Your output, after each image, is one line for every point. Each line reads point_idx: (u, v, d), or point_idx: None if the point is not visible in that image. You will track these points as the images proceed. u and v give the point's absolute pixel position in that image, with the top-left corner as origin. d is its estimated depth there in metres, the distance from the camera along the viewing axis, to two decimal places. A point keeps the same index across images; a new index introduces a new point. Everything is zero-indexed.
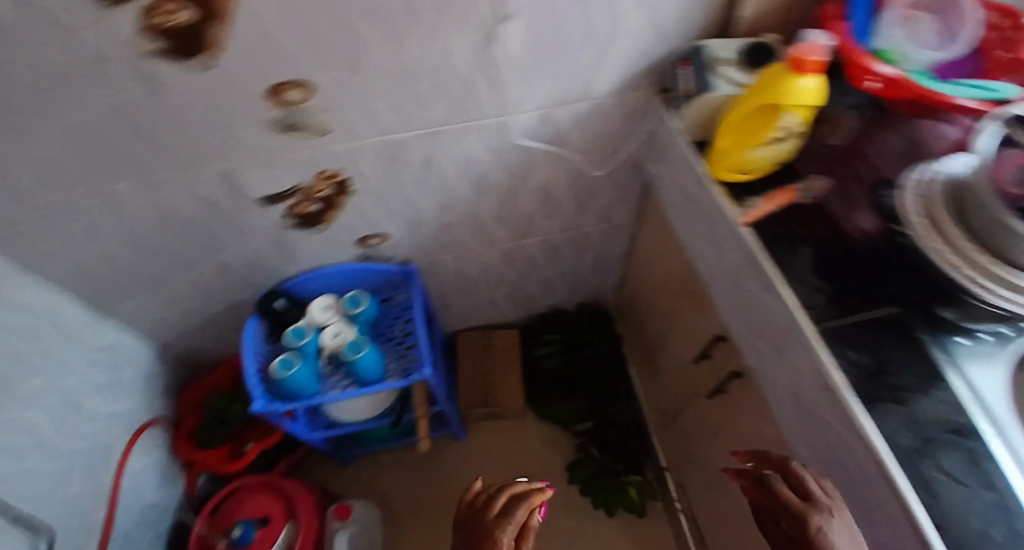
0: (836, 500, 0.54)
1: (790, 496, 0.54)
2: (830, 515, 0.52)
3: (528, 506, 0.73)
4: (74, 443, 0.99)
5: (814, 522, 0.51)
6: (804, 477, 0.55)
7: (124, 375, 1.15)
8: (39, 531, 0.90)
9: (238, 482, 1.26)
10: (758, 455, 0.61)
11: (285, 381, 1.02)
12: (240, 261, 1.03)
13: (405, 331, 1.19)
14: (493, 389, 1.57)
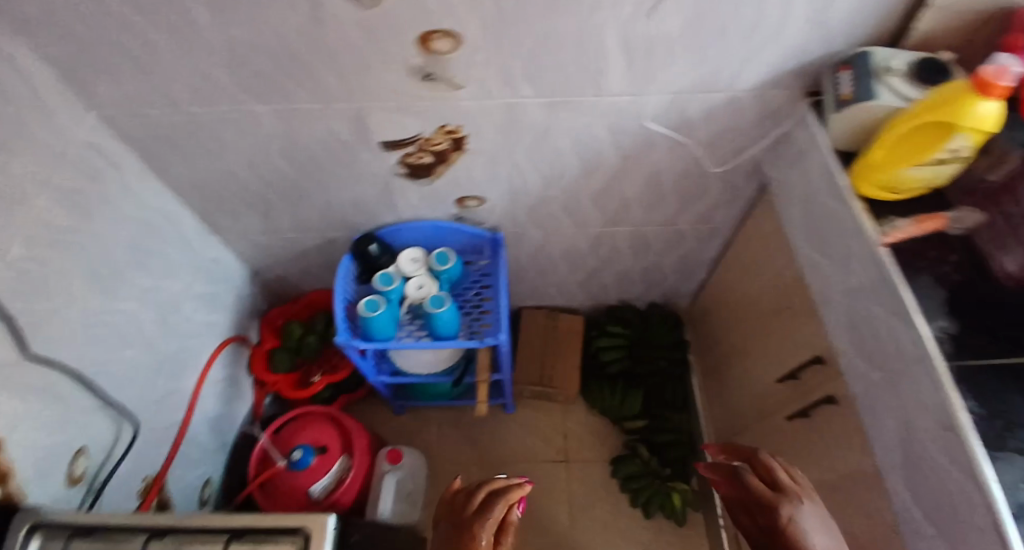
0: (801, 488, 0.69)
1: (762, 489, 0.69)
2: (798, 504, 0.67)
3: (503, 501, 0.76)
4: (175, 343, 1.07)
5: (785, 512, 0.66)
6: (773, 470, 0.71)
7: (219, 289, 1.23)
8: (121, 415, 0.90)
9: (305, 408, 1.33)
10: (735, 453, 0.77)
11: (368, 321, 1.07)
12: (344, 202, 1.07)
13: (483, 295, 1.21)
14: (551, 371, 1.56)
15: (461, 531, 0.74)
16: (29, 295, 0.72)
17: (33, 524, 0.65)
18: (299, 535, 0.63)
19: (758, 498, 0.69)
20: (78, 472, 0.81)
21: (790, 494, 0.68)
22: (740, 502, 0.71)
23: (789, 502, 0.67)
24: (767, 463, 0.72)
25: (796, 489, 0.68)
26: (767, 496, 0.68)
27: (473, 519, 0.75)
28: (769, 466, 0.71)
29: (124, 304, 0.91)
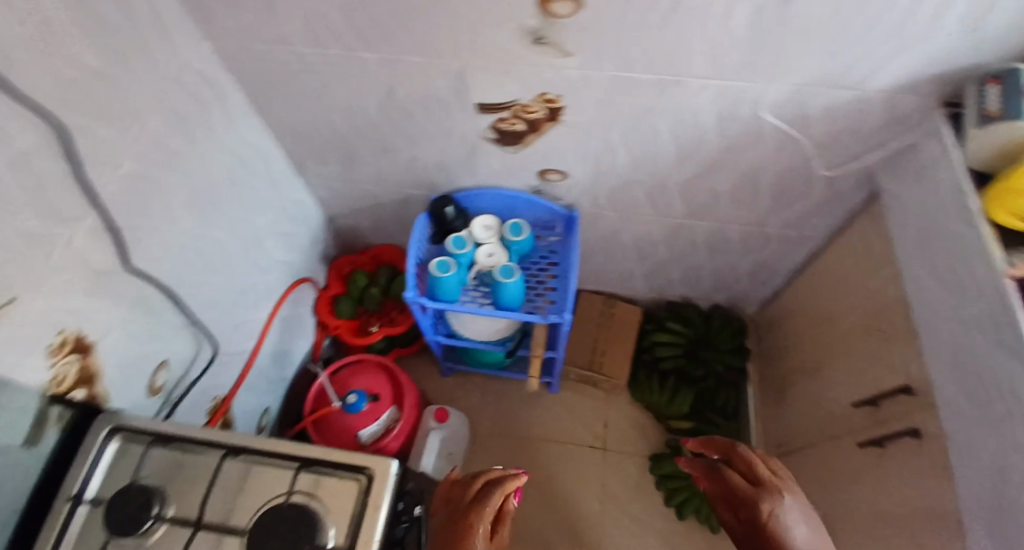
0: (781, 480, 0.78)
1: (742, 486, 0.79)
2: (779, 498, 0.76)
3: (496, 492, 0.72)
4: (254, 276, 1.11)
5: (766, 507, 0.75)
6: (753, 466, 0.81)
7: (298, 231, 1.27)
8: (200, 337, 0.95)
9: (362, 356, 1.37)
10: (718, 448, 0.87)
11: (438, 281, 1.08)
12: (427, 161, 1.07)
13: (550, 272, 1.18)
14: (602, 357, 1.54)
15: (457, 518, 0.70)
16: (139, 209, 0.76)
17: (116, 427, 0.70)
18: (362, 476, 0.66)
19: (741, 494, 0.79)
20: (158, 383, 0.87)
21: (770, 488, 0.77)
22: (727, 498, 0.82)
23: (768, 496, 0.76)
24: (748, 459, 0.82)
25: (775, 482, 0.78)
26: (749, 493, 0.78)
27: (470, 507, 0.71)
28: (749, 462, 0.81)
29: (217, 232, 0.96)
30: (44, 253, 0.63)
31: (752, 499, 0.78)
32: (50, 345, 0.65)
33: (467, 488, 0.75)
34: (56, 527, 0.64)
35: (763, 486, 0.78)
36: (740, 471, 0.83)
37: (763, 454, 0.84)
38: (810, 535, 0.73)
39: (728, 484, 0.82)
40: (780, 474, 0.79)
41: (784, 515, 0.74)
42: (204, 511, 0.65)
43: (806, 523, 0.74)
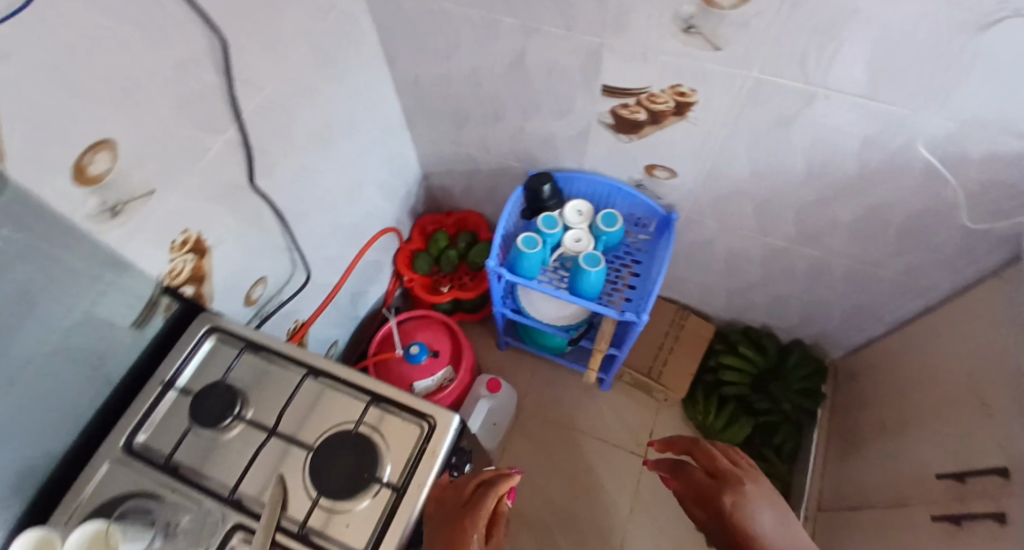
0: (740, 471, 0.85)
1: (703, 480, 0.85)
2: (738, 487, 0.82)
3: (491, 491, 0.64)
4: (350, 216, 1.15)
5: (727, 500, 0.80)
6: (715, 460, 0.87)
7: (396, 182, 1.31)
8: (296, 262, 1.01)
9: (430, 312, 1.40)
10: (683, 447, 0.94)
11: (522, 255, 1.06)
12: (535, 136, 1.06)
13: (632, 268, 1.14)
14: (663, 366, 1.49)
15: (453, 528, 0.60)
16: (269, 131, 0.80)
17: (213, 327, 0.75)
18: (424, 423, 0.69)
19: (705, 488, 0.84)
20: (254, 295, 0.92)
21: (731, 479, 0.83)
22: (691, 493, 0.87)
23: (730, 488, 0.81)
24: (709, 454, 0.89)
25: (735, 474, 0.84)
26: (711, 486, 0.83)
27: (465, 513, 0.61)
28: (711, 456, 0.88)
29: (329, 167, 1.00)
30: (186, 154, 0.67)
31: (716, 490, 0.82)
32: (173, 241, 0.71)
33: (459, 490, 0.64)
34: (148, 404, 0.69)
35: (724, 478, 0.84)
36: (702, 465, 0.89)
37: (725, 450, 0.90)
38: (774, 522, 0.78)
39: (693, 479, 0.87)
40: (739, 468, 0.85)
41: (745, 504, 0.79)
42: (276, 421, 0.69)
43: (766, 511, 0.79)
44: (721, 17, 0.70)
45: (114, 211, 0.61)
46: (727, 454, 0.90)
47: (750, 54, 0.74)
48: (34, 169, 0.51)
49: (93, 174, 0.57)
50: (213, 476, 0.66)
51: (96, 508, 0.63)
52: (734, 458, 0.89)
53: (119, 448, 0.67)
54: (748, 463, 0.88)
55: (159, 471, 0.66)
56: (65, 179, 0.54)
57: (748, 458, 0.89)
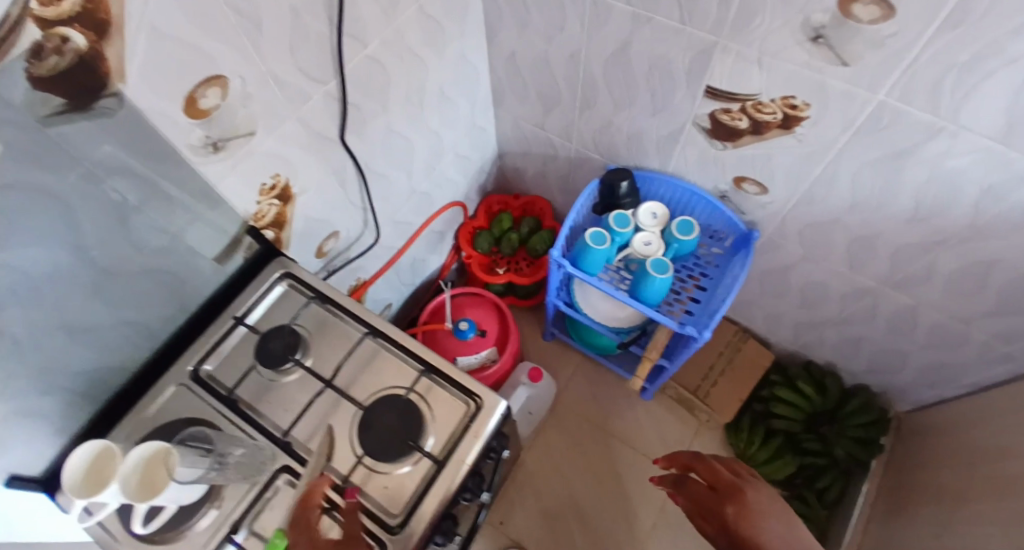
0: (740, 480, 0.82)
1: (703, 492, 0.82)
2: (743, 496, 0.79)
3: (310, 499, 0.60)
4: (423, 185, 1.16)
5: (730, 512, 0.77)
6: (714, 472, 0.84)
7: (471, 157, 1.30)
8: (368, 222, 1.02)
9: (482, 291, 1.39)
10: (679, 462, 0.89)
11: (587, 250, 1.03)
12: (622, 131, 1.03)
13: (699, 279, 1.09)
14: (711, 387, 1.43)
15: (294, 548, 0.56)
16: (366, 90, 0.81)
17: (286, 272, 0.77)
18: (472, 402, 0.69)
19: (708, 501, 0.81)
20: (325, 248, 0.94)
21: (732, 490, 0.80)
22: (694, 508, 0.83)
23: (732, 498, 0.79)
24: (711, 467, 0.85)
25: (737, 483, 0.81)
26: (714, 498, 0.80)
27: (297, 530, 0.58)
28: (710, 467, 0.84)
29: (413, 133, 1.00)
30: (288, 100, 0.69)
31: (720, 505, 0.79)
32: (263, 184, 0.72)
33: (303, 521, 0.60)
34: (218, 336, 0.73)
35: (727, 492, 0.80)
36: (705, 479, 0.85)
37: (725, 462, 0.86)
38: (784, 531, 0.74)
39: (696, 494, 0.83)
40: (741, 478, 0.82)
41: (751, 515, 0.76)
42: (332, 374, 0.71)
43: (773, 521, 0.75)
44: (857, 30, 0.65)
45: (216, 146, 0.62)
46: (726, 465, 0.85)
47: (880, 74, 0.68)
48: (151, 95, 0.53)
49: (202, 106, 0.58)
50: (267, 415, 0.69)
51: (157, 427, 0.67)
52: (734, 468, 0.85)
53: (186, 374, 0.70)
54: (750, 472, 0.85)
55: (220, 400, 0.69)
56: (177, 109, 0.56)
57: (748, 467, 0.86)
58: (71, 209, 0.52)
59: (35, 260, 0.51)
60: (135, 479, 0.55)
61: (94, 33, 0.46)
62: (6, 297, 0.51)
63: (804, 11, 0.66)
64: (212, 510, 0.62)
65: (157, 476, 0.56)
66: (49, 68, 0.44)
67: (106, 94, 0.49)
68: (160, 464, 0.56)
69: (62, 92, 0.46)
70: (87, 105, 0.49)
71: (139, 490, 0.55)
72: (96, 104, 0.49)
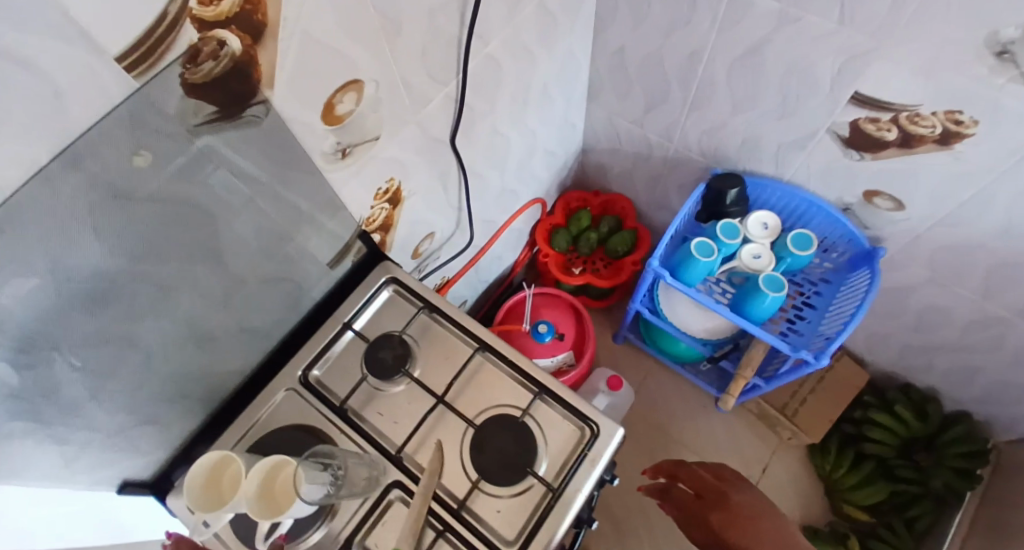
0: (721, 485, 0.78)
1: (686, 498, 0.78)
2: (725, 497, 0.75)
3: None
4: (512, 183, 1.11)
5: (711, 518, 0.72)
6: (694, 478, 0.81)
7: (558, 154, 1.25)
8: (462, 223, 0.99)
9: (559, 292, 1.33)
10: (664, 471, 0.86)
11: (692, 261, 0.97)
12: (736, 136, 0.97)
13: (811, 302, 1.05)
14: (800, 405, 1.37)
15: None
16: (481, 89, 0.78)
17: (392, 277, 0.76)
18: (587, 427, 0.67)
19: (693, 509, 0.76)
20: (421, 249, 0.92)
21: (716, 494, 0.76)
22: (679, 520, 0.77)
23: (716, 503, 0.74)
24: (696, 474, 0.82)
25: (721, 488, 0.77)
26: (700, 505, 0.76)
27: None
28: (693, 475, 0.81)
29: (515, 132, 0.97)
30: (411, 101, 0.66)
31: (704, 510, 0.74)
32: (379, 188, 0.71)
33: None
34: (327, 340, 0.72)
35: (713, 499, 0.76)
36: (692, 487, 0.81)
37: (711, 468, 0.84)
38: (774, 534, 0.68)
39: (681, 502, 0.78)
40: (725, 483, 0.79)
41: (734, 519, 0.70)
42: (442, 387, 0.70)
43: (760, 524, 0.69)
44: None
45: (344, 153, 0.61)
46: (709, 474, 0.82)
47: None
48: (292, 99, 0.51)
49: (338, 112, 0.57)
50: (378, 428, 0.68)
51: (267, 434, 0.66)
52: (720, 475, 0.82)
53: (295, 378, 0.69)
54: (738, 477, 0.82)
55: (332, 409, 0.68)
56: (315, 115, 0.54)
57: (736, 472, 0.83)
58: (209, 217, 0.51)
59: (171, 269, 0.50)
60: (258, 496, 0.56)
61: (250, 36, 0.43)
62: (141, 306, 0.50)
63: (993, 22, 0.60)
64: (324, 526, 0.61)
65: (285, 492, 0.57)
66: (203, 74, 0.42)
67: (255, 101, 0.47)
68: (276, 479, 0.57)
69: (214, 100, 0.44)
70: (238, 112, 0.46)
71: (267, 508, 0.56)
72: (245, 112, 0.47)
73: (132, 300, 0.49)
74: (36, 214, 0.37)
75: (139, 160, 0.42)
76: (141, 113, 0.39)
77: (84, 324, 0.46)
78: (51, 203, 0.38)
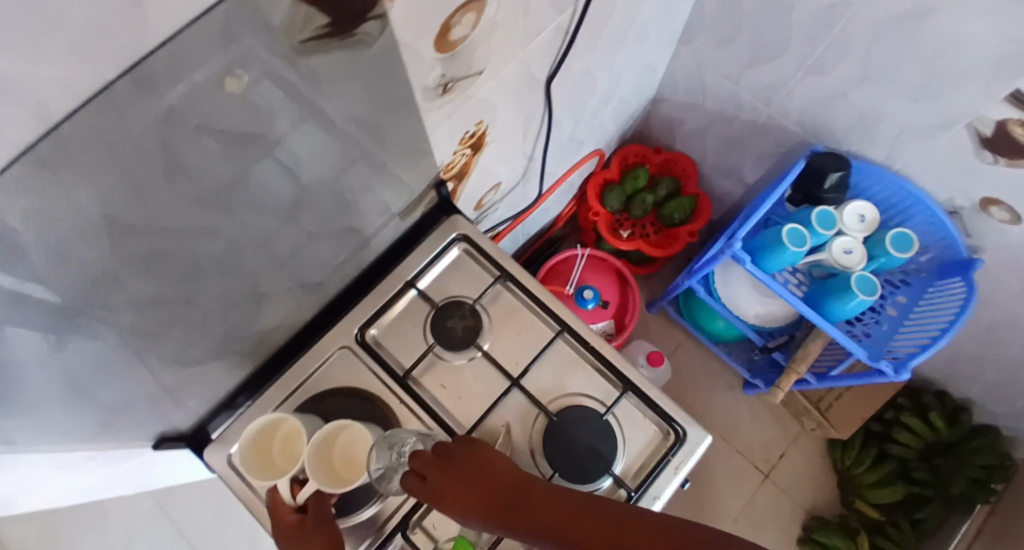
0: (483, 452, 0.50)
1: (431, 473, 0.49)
2: (483, 470, 0.49)
3: (281, 505, 0.50)
4: (582, 132, 1.00)
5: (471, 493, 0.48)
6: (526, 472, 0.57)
7: (632, 103, 1.12)
8: (529, 173, 0.90)
9: (606, 255, 1.24)
10: None
11: (779, 248, 0.88)
12: (851, 113, 0.87)
13: (887, 305, 0.98)
14: (835, 400, 1.33)
15: (282, 531, 0.48)
16: (592, 22, 0.66)
17: (463, 235, 0.67)
18: (670, 431, 0.60)
19: (465, 474, 0.49)
20: (484, 199, 0.84)
21: (475, 466, 0.49)
22: (455, 479, 0.49)
23: (482, 468, 0.49)
24: (449, 448, 0.51)
25: (478, 462, 0.49)
26: (471, 475, 0.49)
27: (290, 531, 0.48)
28: (438, 449, 0.51)
29: (604, 75, 0.85)
30: (525, 31, 0.55)
31: (474, 479, 0.48)
32: (466, 132, 0.62)
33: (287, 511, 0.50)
34: (388, 297, 0.64)
35: (476, 473, 0.49)
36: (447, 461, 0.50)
37: None
38: (537, 516, 0.44)
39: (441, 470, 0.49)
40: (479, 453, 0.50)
41: (499, 483, 0.48)
42: (514, 366, 0.63)
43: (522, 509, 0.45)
44: None
45: (446, 88, 0.51)
46: None
47: None
48: (412, 18, 0.40)
49: (453, 38, 0.46)
50: (441, 404, 0.61)
51: (316, 396, 0.59)
52: None
53: (351, 336, 0.62)
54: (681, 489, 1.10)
55: (392, 378, 0.61)
56: (428, 38, 0.43)
57: None
58: (292, 157, 0.41)
59: (240, 216, 0.42)
60: (318, 464, 0.51)
61: None
62: (203, 257, 0.42)
63: None
64: (376, 506, 0.55)
65: (351, 463, 0.52)
66: None
67: (371, 16, 0.36)
68: (337, 437, 0.52)
69: (329, 10, 0.33)
70: (351, 30, 0.35)
71: (329, 478, 0.51)
72: (358, 29, 0.36)
73: (194, 252, 0.40)
74: (94, 148, 0.28)
75: (232, 85, 0.32)
76: (243, 21, 0.29)
77: (137, 280, 0.37)
78: (123, 136, 0.29)
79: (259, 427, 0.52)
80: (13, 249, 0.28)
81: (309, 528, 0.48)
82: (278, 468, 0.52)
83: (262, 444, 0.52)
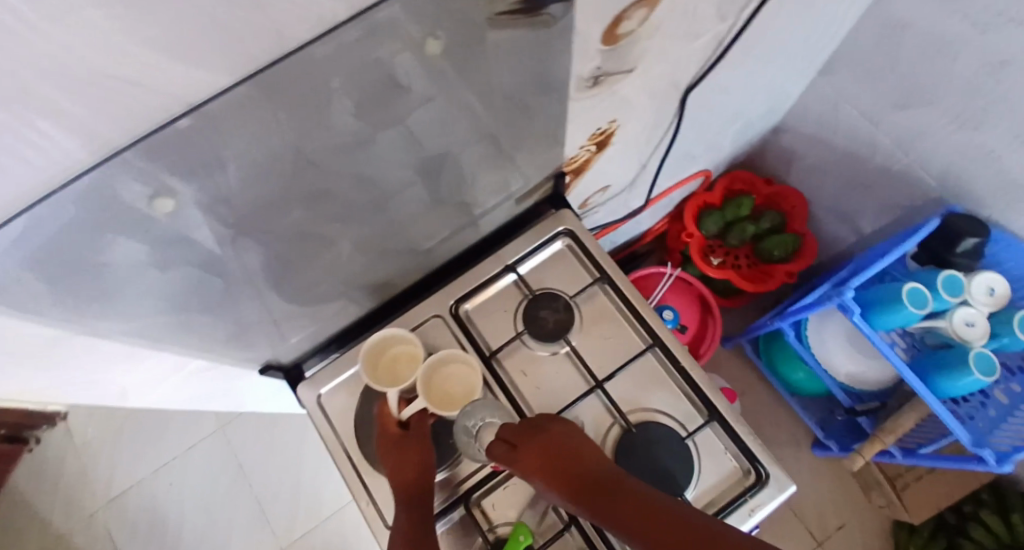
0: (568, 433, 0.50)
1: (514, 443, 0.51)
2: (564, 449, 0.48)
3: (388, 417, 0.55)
4: (698, 149, 0.98)
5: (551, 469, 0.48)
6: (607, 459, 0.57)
7: (753, 128, 1.08)
8: (638, 181, 0.89)
9: (693, 278, 1.20)
10: None
11: (895, 306, 0.82)
12: (1005, 177, 0.80)
13: (995, 390, 0.88)
14: (913, 481, 1.24)
15: (385, 439, 0.54)
16: (746, 38, 0.64)
17: (569, 230, 0.67)
18: (751, 471, 0.58)
19: (548, 449, 0.49)
20: (590, 199, 0.84)
21: (558, 444, 0.49)
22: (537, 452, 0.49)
23: (564, 448, 0.48)
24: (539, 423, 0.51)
25: (562, 442, 0.49)
26: (553, 451, 0.48)
27: (392, 441, 0.54)
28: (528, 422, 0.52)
29: (738, 94, 0.82)
30: (683, 37, 0.54)
31: (556, 455, 0.48)
32: (598, 128, 0.61)
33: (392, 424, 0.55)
34: (488, 276, 0.65)
35: (559, 450, 0.48)
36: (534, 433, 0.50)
37: None
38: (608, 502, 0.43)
39: (527, 442, 0.50)
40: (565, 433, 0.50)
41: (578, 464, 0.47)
42: (600, 368, 0.62)
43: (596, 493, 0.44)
44: None
45: (596, 81, 0.51)
46: None
47: None
48: (592, 6, 0.40)
49: (619, 31, 0.46)
50: (522, 391, 0.61)
51: None
52: None
53: (447, 307, 0.64)
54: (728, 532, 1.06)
55: (478, 355, 0.62)
56: (599, 27, 0.43)
57: None
58: (448, 123, 0.42)
59: (389, 170, 0.44)
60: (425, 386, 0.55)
61: None
62: (347, 202, 0.44)
63: None
64: (446, 471, 0.56)
65: (452, 396, 0.56)
66: None
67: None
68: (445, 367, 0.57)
69: None
70: (538, 10, 0.36)
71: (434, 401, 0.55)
72: (545, 10, 0.36)
73: (343, 197, 0.42)
74: (308, 84, 0.30)
75: (430, 45, 0.33)
76: None
77: (295, 211, 0.40)
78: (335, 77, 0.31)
79: (379, 341, 0.57)
80: (223, 159, 0.31)
81: (408, 442, 0.53)
82: (390, 382, 0.56)
83: (378, 359, 0.57)
